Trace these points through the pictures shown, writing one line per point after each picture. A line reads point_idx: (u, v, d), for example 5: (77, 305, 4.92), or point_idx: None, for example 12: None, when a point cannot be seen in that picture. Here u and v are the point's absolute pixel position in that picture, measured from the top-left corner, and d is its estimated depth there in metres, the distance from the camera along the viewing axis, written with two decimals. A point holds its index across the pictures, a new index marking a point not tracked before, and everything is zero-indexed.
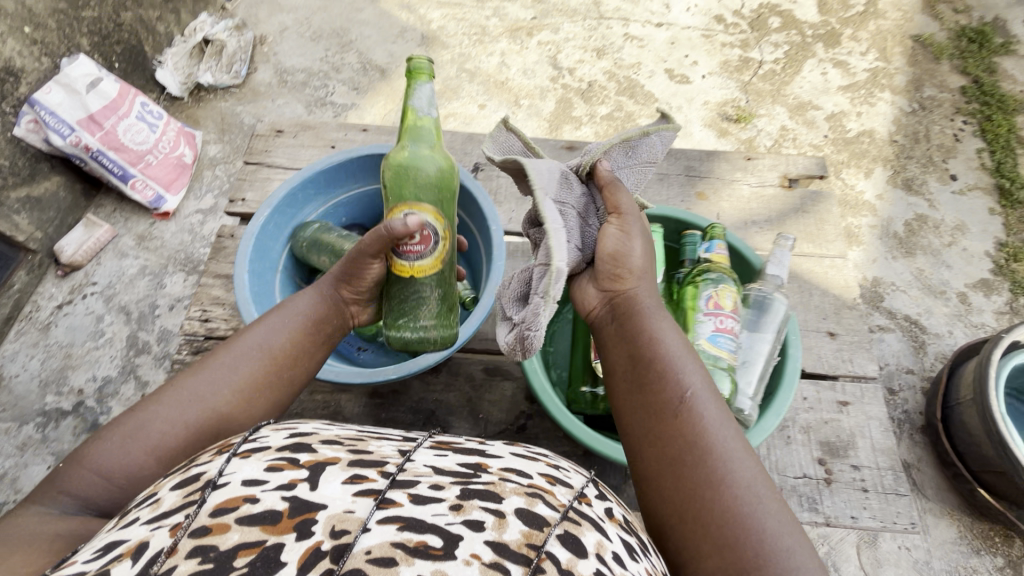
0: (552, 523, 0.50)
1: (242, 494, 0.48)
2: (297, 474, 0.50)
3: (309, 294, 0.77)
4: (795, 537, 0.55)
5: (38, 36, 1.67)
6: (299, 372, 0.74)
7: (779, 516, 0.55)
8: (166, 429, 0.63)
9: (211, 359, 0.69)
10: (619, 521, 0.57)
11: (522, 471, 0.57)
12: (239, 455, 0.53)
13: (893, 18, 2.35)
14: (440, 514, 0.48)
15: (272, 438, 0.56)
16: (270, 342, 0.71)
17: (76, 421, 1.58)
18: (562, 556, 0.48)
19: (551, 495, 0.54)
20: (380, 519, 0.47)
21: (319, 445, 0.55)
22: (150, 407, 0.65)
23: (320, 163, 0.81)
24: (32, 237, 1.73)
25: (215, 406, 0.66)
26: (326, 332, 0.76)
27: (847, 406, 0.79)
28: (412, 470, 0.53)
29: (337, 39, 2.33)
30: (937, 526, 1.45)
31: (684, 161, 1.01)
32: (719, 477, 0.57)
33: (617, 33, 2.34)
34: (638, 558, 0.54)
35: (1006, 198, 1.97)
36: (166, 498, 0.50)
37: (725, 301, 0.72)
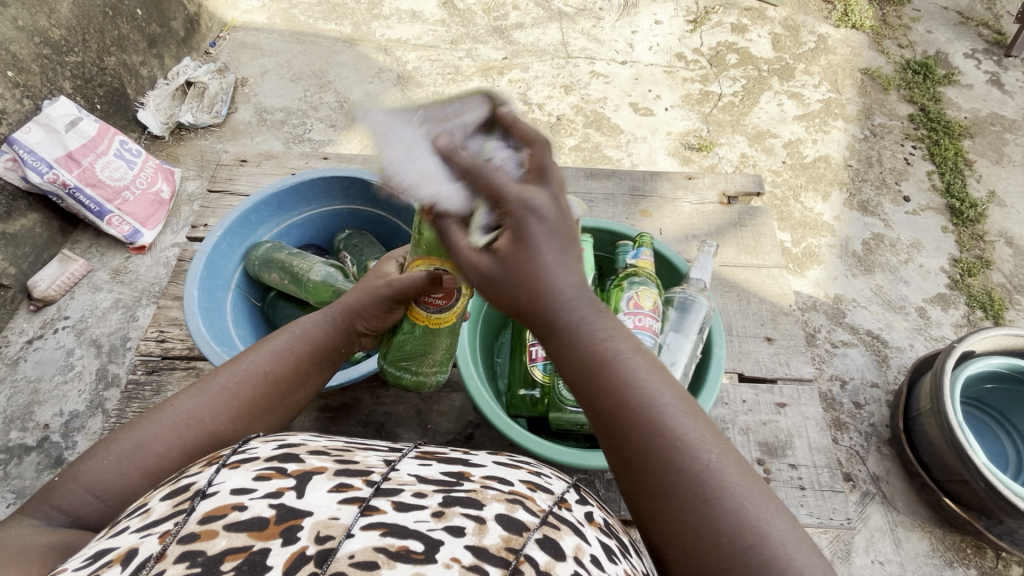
0: (531, 529, 0.48)
1: (229, 502, 0.45)
2: (284, 483, 0.48)
3: (316, 318, 0.76)
4: (783, 525, 0.47)
5: (21, 79, 1.74)
6: (300, 398, 0.73)
7: (762, 503, 0.48)
8: (163, 451, 0.61)
9: (209, 380, 0.68)
10: (598, 524, 0.54)
11: (505, 478, 0.54)
12: (227, 466, 0.50)
13: (843, 53, 2.50)
14: (422, 521, 0.46)
15: (258, 449, 0.53)
16: (275, 367, 0.70)
17: (39, 457, 1.55)
18: (540, 559, 0.45)
19: (531, 501, 0.51)
20: (364, 525, 0.45)
21: (306, 455, 0.53)
22: (145, 426, 0.62)
23: (273, 186, 0.84)
24: (6, 272, 1.74)
25: (215, 430, 0.64)
26: (330, 359, 0.75)
27: (785, 407, 0.82)
28: (397, 478, 0.50)
29: (316, 80, 2.43)
30: (910, 539, 1.45)
31: (629, 182, 1.07)
32: (682, 475, 0.49)
33: (584, 70, 2.46)
34: (617, 560, 0.51)
35: (958, 216, 2.06)
36: (155, 507, 0.48)
37: (645, 301, 0.67)
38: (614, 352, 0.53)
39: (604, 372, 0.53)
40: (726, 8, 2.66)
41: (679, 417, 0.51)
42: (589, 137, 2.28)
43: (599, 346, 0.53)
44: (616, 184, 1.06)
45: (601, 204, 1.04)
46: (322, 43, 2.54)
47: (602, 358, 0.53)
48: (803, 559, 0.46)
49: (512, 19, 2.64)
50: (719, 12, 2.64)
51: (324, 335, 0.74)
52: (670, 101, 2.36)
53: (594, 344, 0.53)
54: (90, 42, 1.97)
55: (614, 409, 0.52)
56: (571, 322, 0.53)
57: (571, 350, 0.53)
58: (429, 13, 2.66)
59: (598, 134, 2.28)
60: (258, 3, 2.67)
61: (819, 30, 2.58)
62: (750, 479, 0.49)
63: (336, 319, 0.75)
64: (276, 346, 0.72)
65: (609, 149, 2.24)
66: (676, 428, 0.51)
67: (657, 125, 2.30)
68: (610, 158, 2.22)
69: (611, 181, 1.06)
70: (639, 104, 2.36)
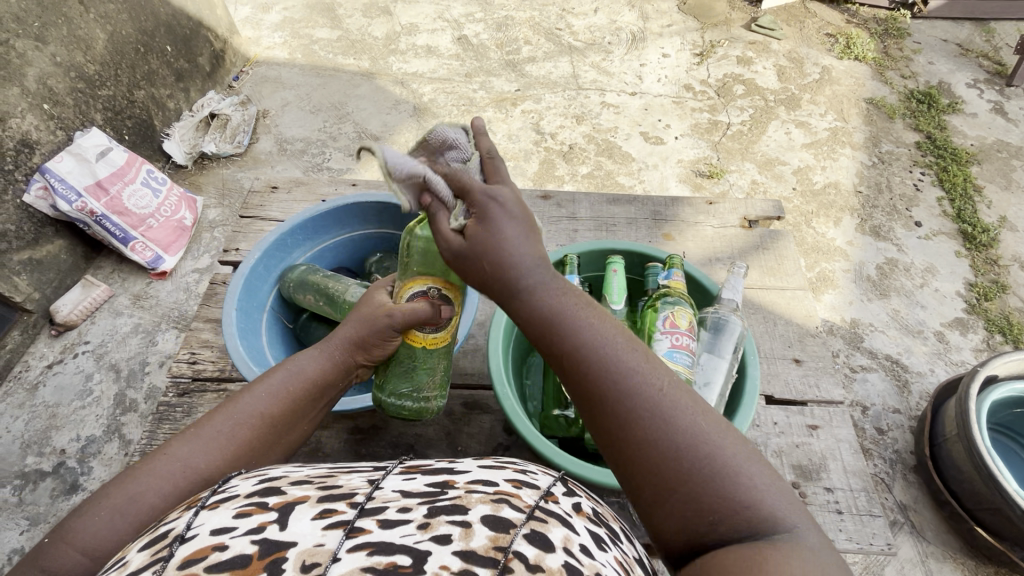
0: (518, 525, 0.47)
1: (209, 543, 0.45)
2: (265, 517, 0.47)
3: (311, 354, 0.76)
4: (774, 488, 0.49)
5: (55, 111, 1.80)
6: (295, 436, 0.73)
7: (753, 464, 0.50)
8: (160, 498, 0.59)
9: (203, 424, 0.66)
10: (586, 513, 0.54)
11: (488, 480, 0.53)
12: (206, 507, 0.50)
13: (847, 84, 2.56)
14: (409, 534, 0.45)
15: (239, 485, 0.54)
16: (271, 405, 0.70)
17: (55, 483, 1.54)
18: (530, 553, 0.45)
19: (516, 498, 0.51)
20: (350, 548, 0.44)
21: (287, 485, 0.52)
22: (139, 474, 0.60)
23: (308, 212, 0.88)
24: (30, 297, 1.77)
25: (211, 472, 0.63)
26: (324, 395, 0.75)
27: (817, 429, 0.82)
28: (381, 496, 0.50)
29: (335, 111, 2.51)
30: (942, 571, 1.41)
31: (651, 207, 1.09)
32: (641, 412, 0.53)
33: (594, 101, 2.53)
34: (607, 548, 0.51)
35: (971, 241, 2.07)
36: (133, 558, 0.47)
37: (680, 320, 0.68)
38: (564, 308, 0.59)
39: (561, 328, 0.58)
40: (730, 42, 2.75)
41: (630, 360, 0.56)
42: (601, 165, 2.32)
43: (549, 306, 0.59)
44: (638, 209, 1.08)
45: (624, 229, 1.06)
46: (341, 77, 2.64)
47: (553, 315, 0.58)
48: (754, 468, 0.50)
49: (523, 54, 2.73)
50: (724, 46, 2.73)
51: (319, 371, 0.74)
52: (679, 130, 2.42)
53: (548, 302, 0.59)
54: (122, 76, 2.05)
55: (572, 360, 0.57)
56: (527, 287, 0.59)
57: (530, 310, 0.59)
58: (444, 48, 2.76)
59: (610, 161, 2.33)
60: (280, 40, 2.78)
61: (823, 61, 2.65)
62: (700, 409, 0.53)
63: (333, 353, 0.76)
64: (271, 385, 0.71)
65: (621, 177, 2.28)
66: (630, 370, 0.55)
67: (668, 153, 2.35)
68: (623, 184, 2.26)
69: (633, 207, 1.09)
70: (650, 133, 2.42)
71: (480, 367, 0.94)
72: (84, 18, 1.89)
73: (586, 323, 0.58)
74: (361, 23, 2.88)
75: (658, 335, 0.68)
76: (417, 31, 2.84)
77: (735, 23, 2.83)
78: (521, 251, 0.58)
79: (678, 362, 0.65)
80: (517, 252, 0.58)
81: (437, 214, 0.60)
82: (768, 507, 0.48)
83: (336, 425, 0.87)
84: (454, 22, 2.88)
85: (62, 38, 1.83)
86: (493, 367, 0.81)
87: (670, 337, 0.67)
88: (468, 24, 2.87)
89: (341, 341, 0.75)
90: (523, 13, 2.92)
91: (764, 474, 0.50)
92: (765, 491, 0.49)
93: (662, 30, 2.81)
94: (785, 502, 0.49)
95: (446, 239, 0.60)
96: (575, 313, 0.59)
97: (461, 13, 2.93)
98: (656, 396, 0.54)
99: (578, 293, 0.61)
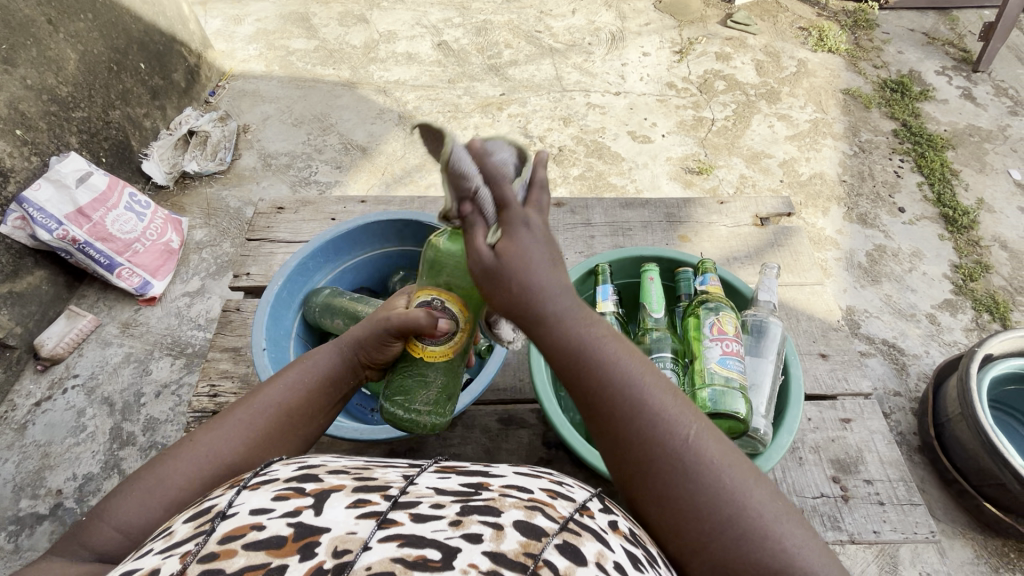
0: (551, 534, 0.44)
1: (249, 521, 0.42)
2: (303, 501, 0.44)
3: (328, 350, 0.72)
4: (803, 544, 0.50)
5: (28, 137, 1.73)
6: (315, 430, 0.69)
7: (786, 520, 0.51)
8: (185, 483, 0.57)
9: (226, 414, 0.64)
10: (624, 532, 0.50)
11: (523, 486, 0.50)
12: (248, 488, 0.47)
13: (823, 76, 2.63)
14: (440, 529, 0.42)
15: (280, 470, 0.50)
16: (290, 399, 0.66)
17: (53, 525, 1.47)
18: (560, 564, 0.42)
19: (550, 507, 0.47)
20: (382, 537, 0.41)
21: (325, 473, 0.49)
22: (166, 459, 0.58)
23: (326, 234, 0.90)
24: (12, 333, 1.69)
25: (233, 460, 0.60)
26: (341, 390, 0.71)
27: (850, 422, 0.88)
28: (415, 491, 0.47)
29: (318, 123, 2.46)
30: (954, 548, 1.45)
31: (664, 209, 1.12)
32: (668, 463, 0.53)
33: (580, 102, 2.54)
34: (643, 569, 0.47)
35: (952, 224, 2.14)
36: (177, 530, 0.45)
37: (727, 326, 0.74)
38: (587, 338, 0.56)
39: (590, 360, 0.56)
40: (708, 38, 2.78)
41: (659, 401, 0.55)
42: (591, 166, 2.33)
43: (579, 336, 0.56)
44: (652, 212, 1.11)
45: (640, 232, 1.09)
46: (322, 87, 2.59)
47: (583, 346, 0.56)
48: (784, 529, 0.50)
49: (505, 57, 2.72)
50: (703, 42, 2.76)
51: (334, 366, 0.71)
52: (666, 128, 2.44)
53: (575, 333, 0.56)
54: (96, 97, 1.97)
55: (596, 400, 0.56)
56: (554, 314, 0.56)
57: (559, 342, 0.56)
58: (424, 54, 2.73)
59: (600, 162, 2.34)
60: (254, 52, 2.71)
61: (799, 55, 2.71)
62: (729, 457, 0.53)
63: (346, 349, 0.72)
64: (289, 378, 0.68)
65: (612, 177, 2.30)
66: (659, 412, 0.54)
67: (656, 151, 2.37)
68: (615, 185, 2.27)
69: (646, 210, 1.11)
70: (637, 132, 2.43)
71: (515, 382, 0.95)
72: (53, 38, 1.82)
73: (615, 360, 0.56)
74: (337, 32, 2.83)
75: (709, 343, 0.73)
76: (396, 38, 2.80)
77: (711, 20, 2.87)
78: (546, 281, 0.55)
79: (732, 369, 0.70)
80: (540, 279, 0.55)
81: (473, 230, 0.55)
82: (797, 567, 0.49)
83: (373, 450, 0.87)
84: (433, 28, 2.85)
85: (33, 60, 1.75)
86: (539, 382, 0.80)
87: (721, 344, 0.73)
88: (447, 29, 2.84)
89: (351, 340, 0.71)
90: (502, 16, 2.91)
91: (797, 532, 0.50)
92: (793, 550, 0.49)
93: (640, 29, 2.83)
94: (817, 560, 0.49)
95: (479, 254, 0.54)
96: (599, 339, 0.56)
97: (439, 19, 2.90)
98: (685, 445, 0.53)
99: (613, 333, 0.58)
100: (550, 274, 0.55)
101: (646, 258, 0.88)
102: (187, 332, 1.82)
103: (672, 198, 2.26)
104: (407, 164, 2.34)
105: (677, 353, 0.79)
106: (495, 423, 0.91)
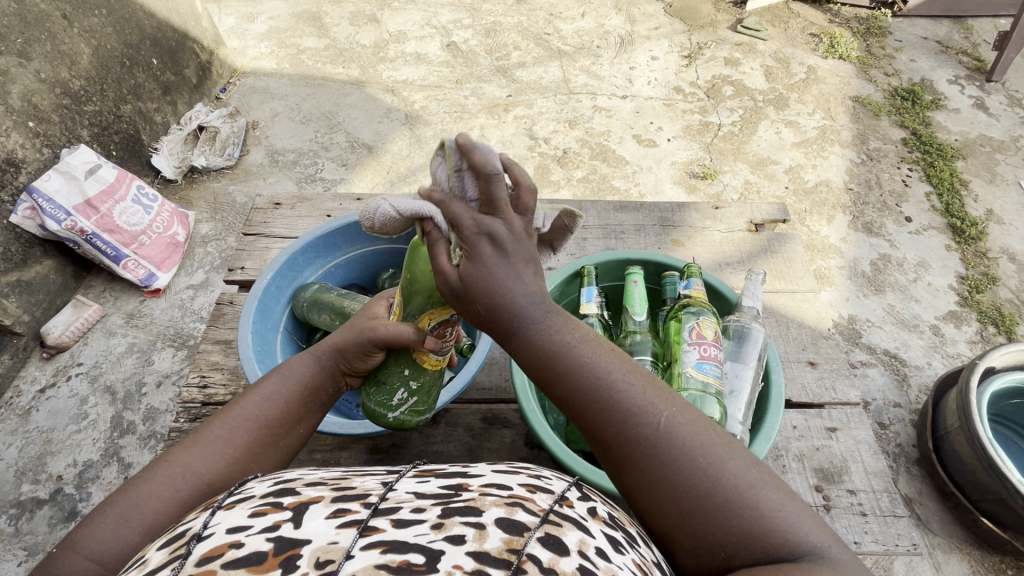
0: (532, 527, 0.44)
1: (226, 541, 0.42)
2: (281, 516, 0.44)
3: (304, 359, 0.73)
4: (784, 506, 0.50)
5: (41, 129, 1.76)
6: (294, 439, 0.70)
7: (765, 489, 0.51)
8: (161, 506, 0.57)
9: (202, 431, 0.64)
10: (603, 517, 0.50)
11: (503, 483, 0.50)
12: (223, 507, 0.47)
13: (833, 82, 2.60)
14: (422, 533, 0.42)
15: (256, 487, 0.50)
16: (266, 411, 0.67)
17: (52, 510, 1.50)
18: (544, 556, 0.42)
19: (530, 502, 0.47)
20: (363, 546, 0.41)
21: (302, 487, 0.49)
22: (140, 484, 0.58)
23: (317, 230, 0.93)
24: (20, 320, 1.72)
25: (210, 477, 0.60)
26: (318, 399, 0.73)
27: (836, 432, 0.88)
28: (395, 497, 0.47)
29: (326, 121, 2.48)
30: (949, 562, 1.44)
31: (658, 213, 1.13)
32: (649, 447, 0.54)
33: (586, 105, 2.54)
34: (624, 551, 0.47)
35: (960, 235, 2.11)
36: (152, 557, 0.45)
37: (707, 331, 0.75)
38: (563, 343, 0.58)
39: (562, 368, 0.57)
40: (717, 43, 2.77)
41: (629, 394, 0.56)
42: (596, 169, 2.33)
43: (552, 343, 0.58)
44: (646, 216, 1.12)
45: (633, 236, 1.10)
46: (331, 86, 2.61)
47: (557, 353, 0.57)
48: (764, 493, 0.50)
49: (513, 59, 2.73)
50: (712, 47, 2.75)
51: (311, 376, 0.72)
52: (672, 132, 2.44)
53: (548, 343, 0.57)
54: (108, 90, 2.01)
55: (576, 401, 0.57)
56: (526, 326, 0.57)
57: (532, 349, 0.57)
58: (433, 55, 2.75)
59: (604, 165, 2.34)
60: (266, 49, 2.75)
61: (808, 61, 2.69)
62: (700, 429, 0.54)
63: (322, 359, 0.73)
64: (264, 390, 0.69)
65: (616, 180, 2.29)
66: (632, 406, 0.55)
67: (661, 155, 2.36)
68: (618, 188, 2.27)
69: (640, 214, 1.13)
70: (642, 136, 2.43)
71: (498, 382, 0.96)
72: (67, 32, 1.86)
73: (590, 360, 0.57)
74: (348, 32, 2.85)
75: (687, 347, 0.74)
76: (406, 38, 2.82)
77: (721, 25, 2.86)
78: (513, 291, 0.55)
79: (707, 375, 0.71)
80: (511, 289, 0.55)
81: (436, 247, 0.55)
82: (783, 530, 0.48)
83: (356, 446, 0.89)
84: (443, 29, 2.87)
85: (47, 54, 1.79)
86: (519, 382, 0.81)
87: (699, 349, 0.73)
88: (457, 30, 2.86)
89: (329, 346, 0.73)
90: (512, 18, 2.92)
91: (775, 494, 0.50)
92: (775, 516, 0.49)
93: (649, 33, 2.83)
94: (799, 521, 0.49)
95: (445, 275, 0.55)
96: (574, 345, 0.58)
97: (449, 19, 2.92)
98: (659, 429, 0.54)
99: (585, 333, 0.59)
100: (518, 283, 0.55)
101: (633, 261, 0.89)
102: (189, 325, 1.85)
103: (675, 203, 2.25)
104: (413, 163, 2.36)
105: (657, 357, 0.80)
106: (479, 422, 0.92)
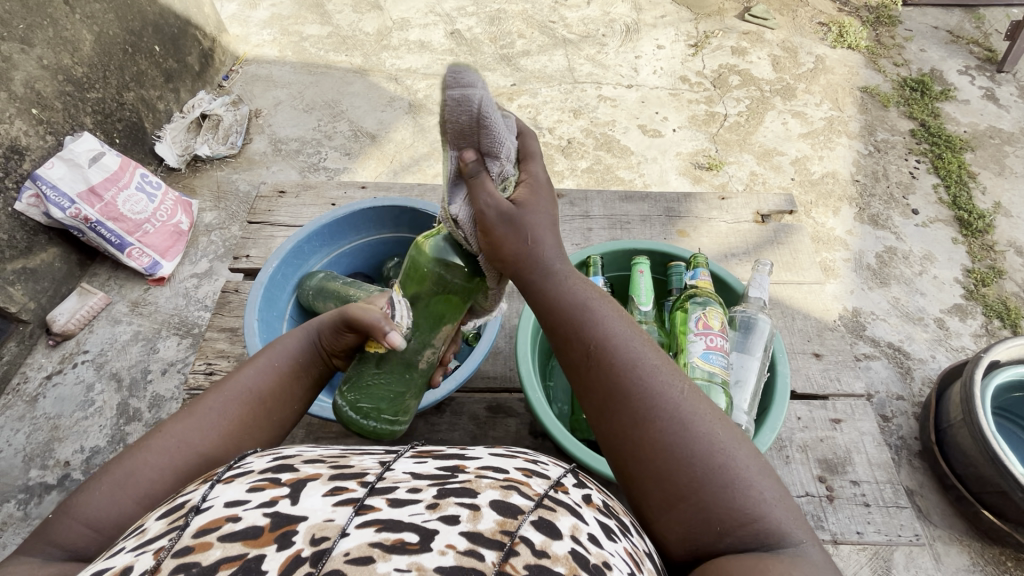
0: (526, 511, 0.44)
1: (223, 514, 0.42)
2: (278, 491, 0.44)
3: (297, 333, 0.73)
4: (782, 505, 0.51)
5: (44, 116, 1.76)
6: (287, 415, 0.70)
7: (766, 483, 0.52)
8: (156, 475, 0.58)
9: (198, 403, 0.64)
10: (598, 505, 0.50)
11: (500, 466, 0.50)
12: (221, 481, 0.47)
13: (841, 72, 2.57)
14: (417, 513, 0.42)
15: (254, 462, 0.50)
16: (259, 384, 0.67)
17: (61, 495, 1.52)
18: (536, 539, 0.42)
19: (526, 485, 0.47)
20: (358, 524, 0.41)
21: (300, 463, 0.49)
22: (135, 453, 0.59)
23: (323, 219, 0.93)
24: (25, 307, 1.73)
25: (202, 449, 0.61)
26: (308, 374, 0.72)
27: (840, 423, 0.88)
28: (391, 476, 0.47)
29: (329, 110, 2.47)
30: (949, 554, 1.45)
31: (664, 203, 1.13)
32: (663, 413, 0.55)
33: (591, 95, 2.51)
34: (616, 539, 0.47)
35: (967, 228, 2.10)
36: (150, 527, 0.45)
37: (713, 322, 0.76)
38: (587, 300, 0.62)
39: (586, 320, 0.61)
40: (724, 32, 2.73)
41: (653, 360, 0.59)
42: (600, 160, 2.31)
43: (579, 296, 0.63)
44: (652, 206, 1.13)
45: (638, 226, 1.10)
46: (334, 74, 2.59)
47: (584, 305, 0.62)
48: (764, 483, 0.52)
49: (518, 47, 2.70)
50: (718, 37, 2.71)
51: (303, 351, 0.72)
52: (677, 123, 2.41)
53: (577, 294, 0.63)
54: (110, 78, 2.00)
55: (594, 352, 0.60)
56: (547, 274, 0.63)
57: (563, 297, 0.62)
58: (437, 43, 2.72)
59: (608, 156, 2.32)
60: (269, 37, 2.72)
61: (817, 51, 2.65)
62: (716, 416, 0.55)
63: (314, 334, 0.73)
64: (260, 363, 0.70)
65: (621, 170, 2.28)
66: (654, 368, 0.58)
67: (667, 146, 2.34)
68: (623, 178, 2.26)
69: (646, 204, 1.13)
70: (648, 126, 2.40)
71: (503, 371, 0.96)
72: (69, 18, 1.84)
73: (606, 321, 0.61)
74: (351, 19, 2.82)
75: (693, 337, 0.75)
76: (410, 26, 2.79)
77: (728, 13, 2.81)
78: (549, 244, 0.63)
79: (713, 365, 0.72)
80: (546, 242, 0.63)
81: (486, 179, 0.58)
82: (776, 522, 0.50)
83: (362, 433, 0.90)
84: (446, 16, 2.83)
85: (48, 40, 1.78)
86: (523, 372, 0.81)
87: (705, 339, 0.74)
88: (461, 18, 2.82)
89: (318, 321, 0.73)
90: (515, 6, 2.88)
91: (773, 487, 0.52)
92: (770, 505, 0.51)
93: (655, 21, 2.79)
94: (792, 520, 0.51)
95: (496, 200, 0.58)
96: (595, 304, 0.63)
97: (453, 7, 2.88)
98: (678, 398, 0.56)
99: (609, 300, 0.64)
100: (548, 234, 0.62)
101: (638, 252, 0.89)
102: (193, 313, 1.85)
103: (680, 194, 2.24)
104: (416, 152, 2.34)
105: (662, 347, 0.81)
106: (483, 412, 0.92)
